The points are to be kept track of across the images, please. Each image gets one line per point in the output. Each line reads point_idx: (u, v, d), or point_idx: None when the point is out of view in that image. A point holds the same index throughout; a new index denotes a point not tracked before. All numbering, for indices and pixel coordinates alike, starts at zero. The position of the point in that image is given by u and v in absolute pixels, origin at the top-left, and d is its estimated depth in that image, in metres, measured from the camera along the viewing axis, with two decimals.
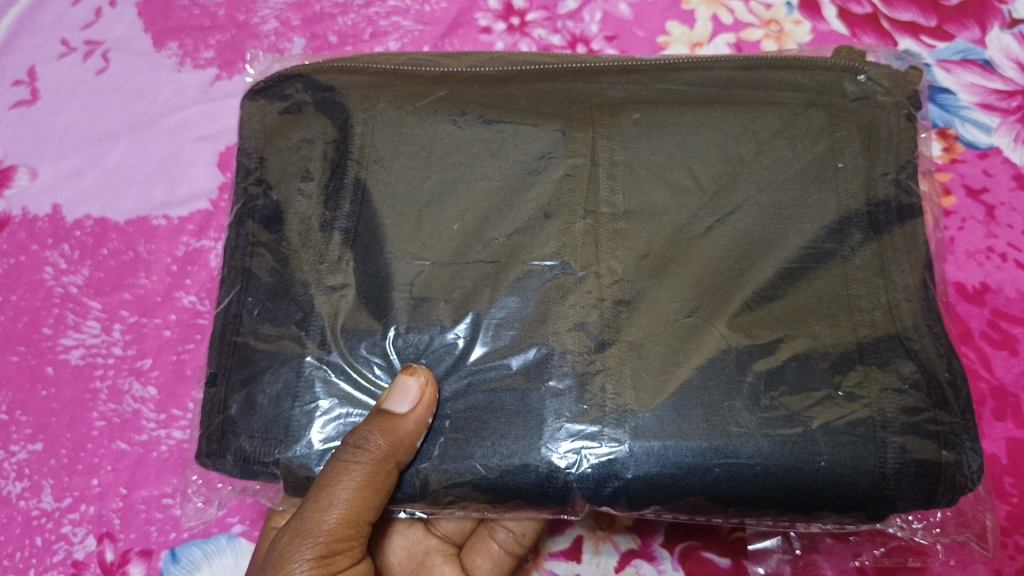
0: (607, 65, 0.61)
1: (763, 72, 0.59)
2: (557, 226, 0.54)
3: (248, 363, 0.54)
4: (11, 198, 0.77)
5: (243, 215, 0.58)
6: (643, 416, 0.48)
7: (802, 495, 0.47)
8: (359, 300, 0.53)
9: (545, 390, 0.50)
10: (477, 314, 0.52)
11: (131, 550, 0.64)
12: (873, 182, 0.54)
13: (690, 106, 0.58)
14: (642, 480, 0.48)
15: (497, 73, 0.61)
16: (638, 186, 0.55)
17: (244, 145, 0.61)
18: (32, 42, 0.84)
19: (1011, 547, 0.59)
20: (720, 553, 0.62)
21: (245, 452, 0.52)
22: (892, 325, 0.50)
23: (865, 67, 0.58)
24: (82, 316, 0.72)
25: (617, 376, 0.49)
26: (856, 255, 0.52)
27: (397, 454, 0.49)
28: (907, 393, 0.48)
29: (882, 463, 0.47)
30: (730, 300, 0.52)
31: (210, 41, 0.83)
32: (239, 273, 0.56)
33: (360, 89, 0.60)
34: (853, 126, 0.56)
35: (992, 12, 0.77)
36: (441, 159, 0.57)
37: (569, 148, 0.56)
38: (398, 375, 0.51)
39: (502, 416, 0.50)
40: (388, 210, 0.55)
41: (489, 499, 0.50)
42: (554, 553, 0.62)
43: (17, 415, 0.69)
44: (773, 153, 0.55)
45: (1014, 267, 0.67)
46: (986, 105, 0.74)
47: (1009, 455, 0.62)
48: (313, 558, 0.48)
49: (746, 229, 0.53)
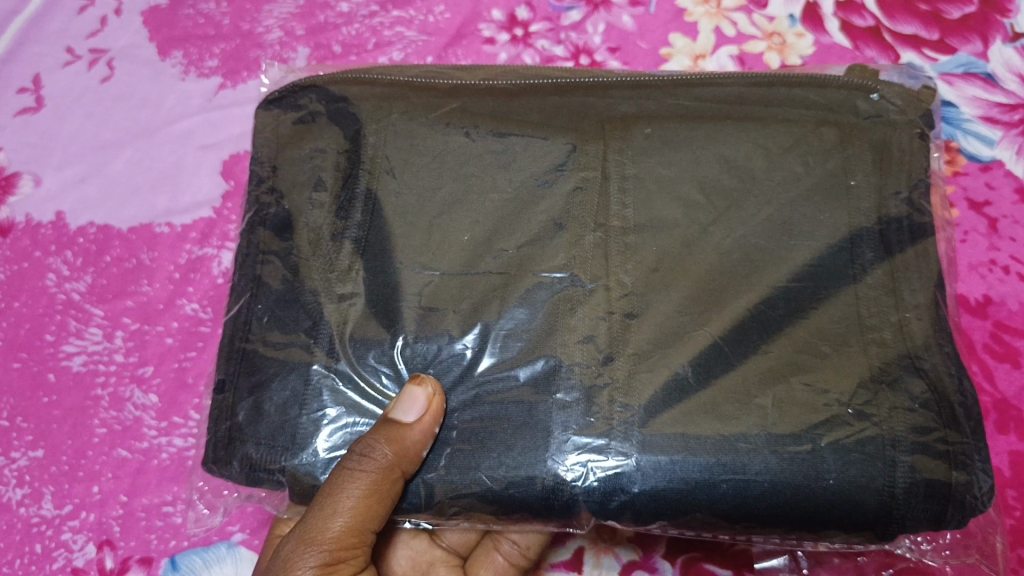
0: (618, 80, 0.61)
1: (773, 88, 0.60)
2: (566, 238, 0.54)
3: (258, 371, 0.53)
4: (15, 205, 0.77)
5: (254, 223, 0.58)
6: (650, 429, 0.48)
7: (810, 509, 0.47)
8: (367, 310, 0.53)
9: (553, 402, 0.50)
10: (486, 325, 0.52)
11: (131, 558, 0.64)
12: (884, 200, 0.55)
13: (701, 122, 0.58)
14: (648, 494, 0.48)
15: (508, 85, 0.62)
16: (648, 200, 0.55)
17: (256, 154, 0.61)
18: (37, 50, 0.84)
19: (1014, 560, 0.59)
20: (722, 566, 0.61)
21: (251, 460, 0.52)
22: (903, 343, 0.50)
23: (876, 86, 0.59)
24: (84, 323, 0.72)
25: (625, 390, 0.49)
26: (867, 273, 0.52)
27: (402, 464, 0.49)
28: (918, 413, 0.48)
29: (891, 482, 0.47)
30: (741, 312, 0.52)
31: (215, 50, 0.84)
32: (249, 281, 0.56)
33: (373, 100, 0.60)
34: (865, 143, 0.56)
35: (994, 26, 0.78)
36: (452, 170, 0.57)
37: (580, 160, 0.57)
38: (405, 385, 0.51)
39: (508, 428, 0.50)
40: (398, 222, 0.55)
41: (494, 511, 0.50)
42: (555, 565, 0.62)
43: (18, 422, 0.68)
44: (782, 168, 0.55)
45: (1016, 280, 0.68)
46: (989, 119, 0.74)
47: (1012, 468, 0.62)
48: (317, 566, 0.48)
49: (755, 243, 0.54)
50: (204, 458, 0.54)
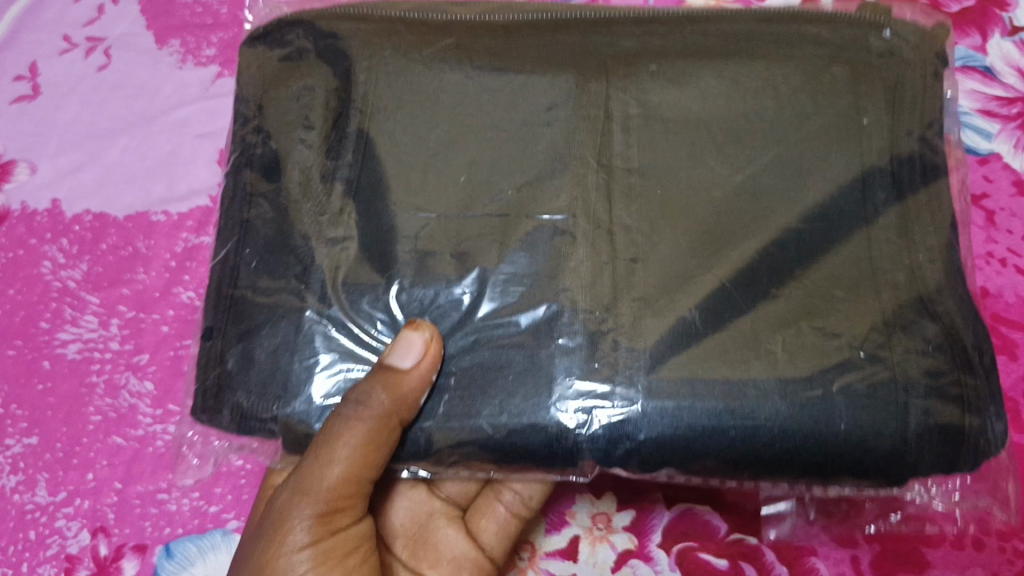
0: (621, 16, 0.60)
1: (774, 27, 0.59)
2: (570, 178, 0.54)
3: (245, 317, 0.53)
4: (11, 192, 0.77)
5: (241, 163, 0.58)
6: (655, 374, 0.48)
7: (827, 457, 0.47)
8: (361, 254, 0.53)
9: (554, 347, 0.49)
10: (484, 271, 0.52)
11: (125, 545, 0.63)
12: (898, 141, 0.54)
13: (700, 61, 0.57)
14: (655, 441, 0.48)
15: (506, 24, 0.61)
16: (651, 139, 0.55)
17: (243, 92, 0.60)
18: (34, 38, 0.84)
19: (1010, 551, 0.60)
20: (716, 554, 0.61)
21: (242, 408, 0.51)
22: (914, 288, 0.50)
23: (889, 24, 0.58)
24: (80, 310, 0.71)
25: (628, 329, 0.49)
26: (879, 215, 0.52)
27: (399, 411, 0.48)
28: (931, 356, 0.49)
29: (904, 426, 0.47)
30: (746, 257, 0.51)
31: (212, 39, 0.84)
32: (235, 225, 0.56)
33: (364, 36, 0.59)
34: (876, 84, 0.56)
35: (993, 21, 0.78)
36: (447, 111, 0.56)
37: (581, 99, 0.56)
38: (401, 331, 0.50)
39: (513, 376, 0.49)
40: (393, 160, 0.55)
41: (496, 459, 0.50)
42: (549, 553, 0.62)
43: (13, 408, 0.68)
44: (788, 111, 0.55)
45: (1014, 272, 0.67)
46: (987, 112, 0.74)
47: (1011, 457, 0.61)
48: (312, 514, 0.49)
49: (757, 185, 0.53)
50: (194, 407, 0.54)
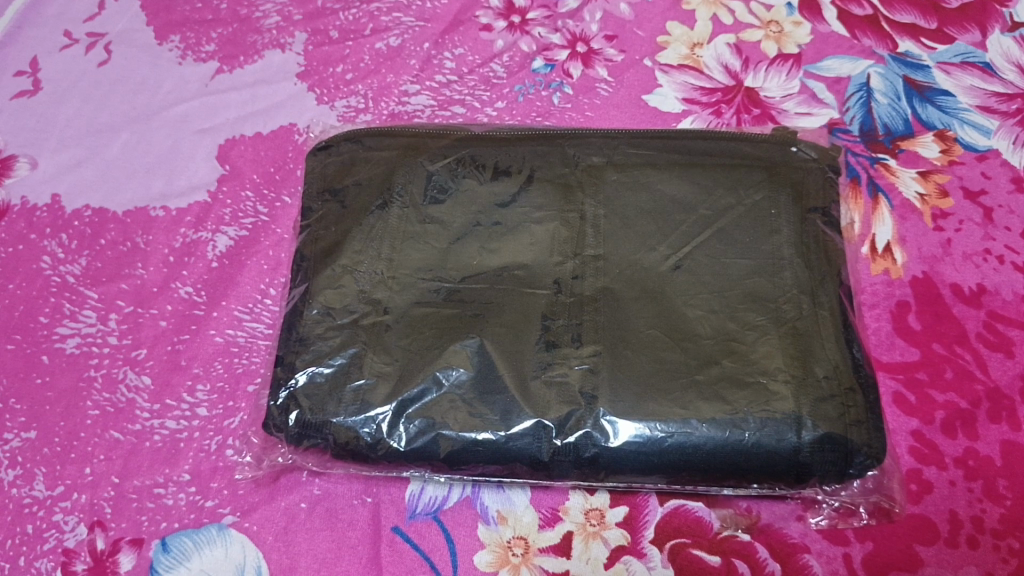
0: (590, 133, 0.71)
1: (713, 142, 0.69)
2: (560, 271, 0.62)
3: (312, 346, 0.62)
4: (11, 186, 0.77)
5: (305, 243, 0.67)
6: (623, 410, 0.56)
7: (710, 468, 0.56)
8: (401, 327, 0.61)
9: (541, 375, 0.58)
10: (505, 343, 0.59)
11: (121, 539, 0.62)
12: (804, 230, 0.63)
13: (654, 169, 0.67)
14: (613, 452, 0.57)
15: (509, 135, 0.72)
16: (621, 238, 0.63)
17: (312, 189, 0.70)
18: (35, 34, 0.86)
19: (1004, 549, 0.58)
20: (710, 551, 0.60)
21: (306, 419, 0.60)
22: (813, 333, 0.58)
23: (796, 142, 0.69)
24: (78, 306, 0.72)
25: (583, 384, 0.58)
26: (782, 280, 0.61)
27: None
28: (836, 380, 0.57)
29: (799, 442, 0.55)
30: (695, 360, 0.58)
31: (212, 35, 0.85)
32: (294, 309, 0.64)
33: (401, 150, 0.71)
34: (786, 182, 0.65)
35: (992, 16, 0.80)
36: (464, 209, 0.66)
37: (564, 205, 0.66)
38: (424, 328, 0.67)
39: (481, 392, 0.58)
40: (415, 250, 0.65)
41: (495, 465, 0.59)
42: (543, 549, 0.61)
43: (12, 403, 0.68)
44: (725, 223, 0.64)
45: (1011, 270, 0.67)
46: (985, 108, 0.75)
47: (1004, 457, 0.61)
48: None
49: (702, 280, 0.61)
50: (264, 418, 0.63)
